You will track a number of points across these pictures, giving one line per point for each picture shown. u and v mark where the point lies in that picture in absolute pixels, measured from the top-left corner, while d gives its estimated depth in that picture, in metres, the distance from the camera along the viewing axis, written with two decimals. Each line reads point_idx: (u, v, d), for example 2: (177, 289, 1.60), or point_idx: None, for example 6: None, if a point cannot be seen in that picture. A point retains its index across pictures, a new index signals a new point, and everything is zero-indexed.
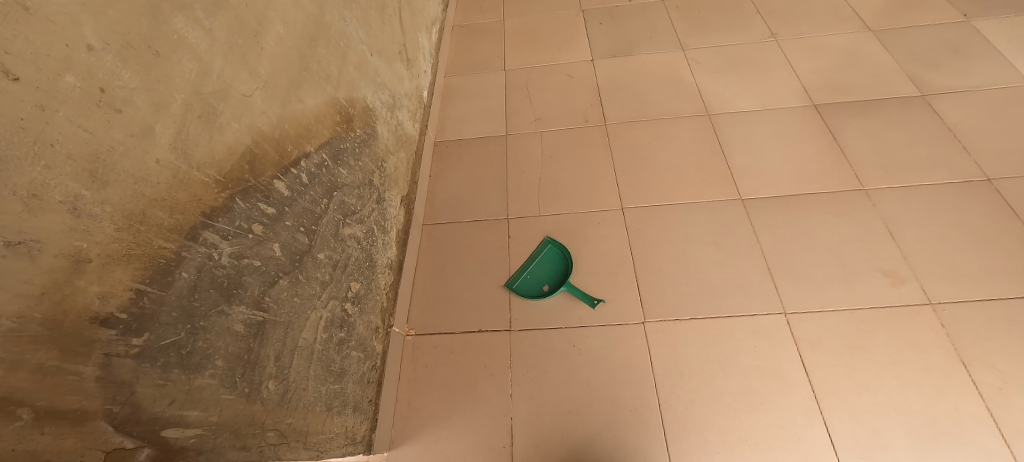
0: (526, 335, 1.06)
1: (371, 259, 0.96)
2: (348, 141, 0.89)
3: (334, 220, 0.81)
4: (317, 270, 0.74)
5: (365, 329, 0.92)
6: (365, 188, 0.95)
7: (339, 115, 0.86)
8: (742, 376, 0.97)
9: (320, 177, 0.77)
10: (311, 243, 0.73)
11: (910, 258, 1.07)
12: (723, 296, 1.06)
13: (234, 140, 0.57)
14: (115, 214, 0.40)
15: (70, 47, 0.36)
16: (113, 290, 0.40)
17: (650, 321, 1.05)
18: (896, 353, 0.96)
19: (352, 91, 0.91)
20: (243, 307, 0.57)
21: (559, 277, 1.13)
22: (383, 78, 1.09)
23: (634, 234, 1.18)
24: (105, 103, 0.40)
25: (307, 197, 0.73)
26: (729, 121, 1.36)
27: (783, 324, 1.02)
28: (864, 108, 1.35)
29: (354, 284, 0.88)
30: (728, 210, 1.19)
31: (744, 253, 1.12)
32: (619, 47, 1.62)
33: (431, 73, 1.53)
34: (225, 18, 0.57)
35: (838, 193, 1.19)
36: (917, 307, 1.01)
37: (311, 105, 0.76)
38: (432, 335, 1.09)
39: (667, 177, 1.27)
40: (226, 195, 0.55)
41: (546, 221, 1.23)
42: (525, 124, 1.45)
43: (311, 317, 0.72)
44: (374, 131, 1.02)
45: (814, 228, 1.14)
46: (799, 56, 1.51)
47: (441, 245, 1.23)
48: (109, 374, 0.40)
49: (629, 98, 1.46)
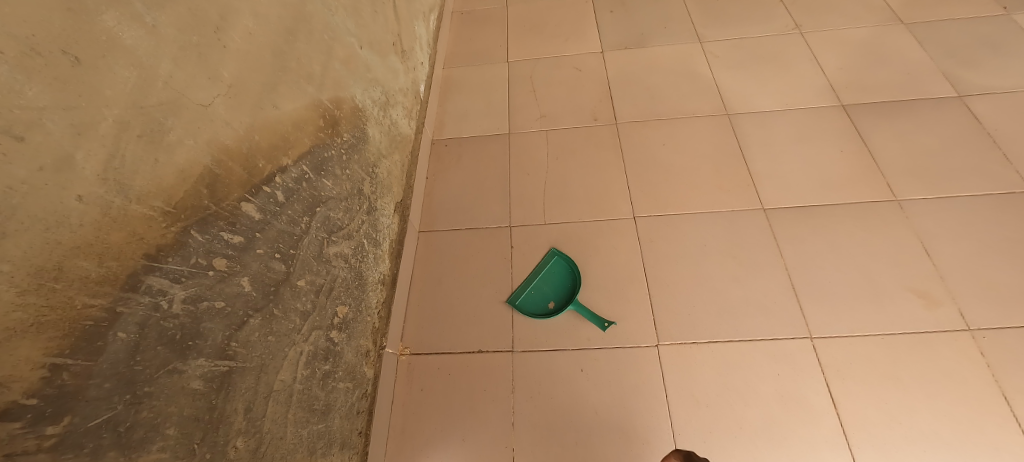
0: (530, 357, 0.99)
1: (361, 276, 0.87)
2: (333, 148, 0.79)
3: (317, 239, 0.72)
4: (296, 301, 0.65)
5: (355, 356, 0.84)
6: (354, 199, 0.86)
7: (324, 120, 0.75)
8: (763, 405, 0.89)
9: (300, 192, 0.68)
10: (288, 270, 0.64)
11: (946, 278, 0.99)
12: (743, 316, 0.98)
13: (188, 161, 0.47)
14: (20, 273, 0.31)
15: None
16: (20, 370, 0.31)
17: (664, 344, 0.97)
18: (930, 383, 0.88)
19: (338, 91, 0.81)
20: (203, 360, 0.48)
21: (566, 294, 1.05)
22: (375, 72, 0.98)
23: (647, 245, 1.09)
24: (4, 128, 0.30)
25: (284, 218, 0.64)
26: (750, 122, 1.26)
27: (809, 349, 0.93)
28: (896, 109, 1.25)
29: (342, 308, 0.80)
30: (749, 220, 1.10)
31: (767, 269, 1.03)
32: (631, 38, 1.51)
33: (429, 65, 1.42)
34: (175, 12, 0.47)
35: (869, 203, 1.10)
36: (954, 333, 0.93)
37: (289, 111, 0.66)
38: (428, 355, 1.01)
39: (682, 182, 1.17)
40: (179, 229, 0.46)
41: (552, 230, 1.14)
42: (530, 122, 1.35)
43: (290, 356, 0.63)
44: (365, 134, 0.92)
45: (843, 242, 1.05)
46: (825, 51, 1.40)
47: (439, 255, 1.14)
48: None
49: (641, 95, 1.36)
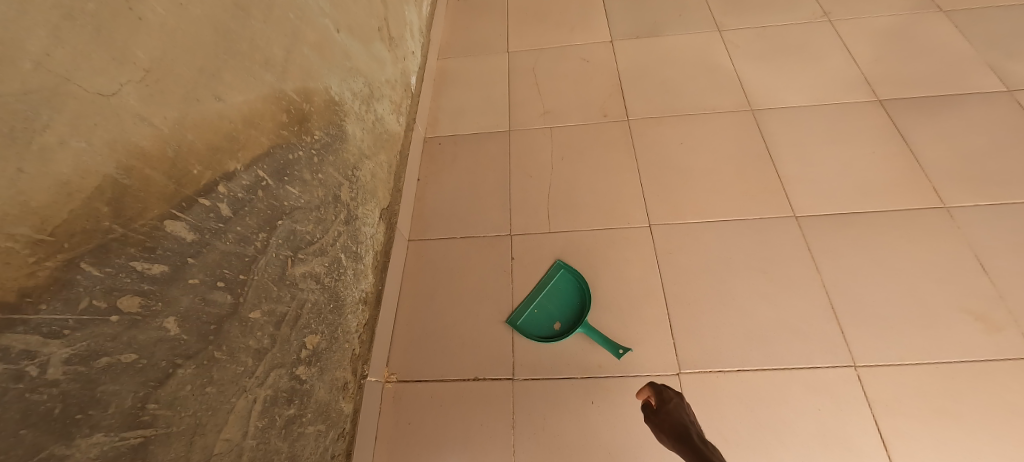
0: (533, 386, 0.87)
1: (337, 298, 0.75)
2: (301, 149, 0.66)
3: (279, 259, 0.60)
4: (246, 338, 0.53)
5: (328, 392, 0.71)
6: (328, 208, 0.73)
7: (287, 115, 0.63)
8: (802, 446, 0.77)
9: (254, 203, 0.55)
10: (236, 301, 0.52)
11: (1007, 298, 0.87)
12: (776, 341, 0.86)
13: (76, 169, 0.34)
14: None
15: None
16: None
17: (686, 372, 0.85)
18: (995, 422, 0.76)
19: (308, 80, 0.68)
20: (101, 436, 0.36)
21: (573, 314, 0.93)
22: (355, 61, 0.85)
23: (664, 258, 0.97)
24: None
25: (231, 237, 0.51)
26: (777, 119, 1.14)
27: (852, 380, 0.82)
28: (939, 105, 1.13)
29: (312, 338, 0.67)
30: (780, 230, 0.97)
31: (801, 286, 0.91)
32: (643, 27, 1.38)
33: (421, 56, 1.29)
34: None
35: (914, 211, 0.98)
36: (1020, 362, 0.81)
37: (238, 104, 0.53)
38: (418, 382, 0.89)
39: (703, 186, 1.05)
40: (60, 263, 0.33)
41: (557, 240, 1.01)
42: (532, 119, 1.22)
43: (237, 407, 0.51)
44: (343, 131, 0.79)
45: (886, 256, 0.93)
46: (857, 41, 1.27)
47: (430, 267, 1.02)
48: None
49: (655, 88, 1.23)
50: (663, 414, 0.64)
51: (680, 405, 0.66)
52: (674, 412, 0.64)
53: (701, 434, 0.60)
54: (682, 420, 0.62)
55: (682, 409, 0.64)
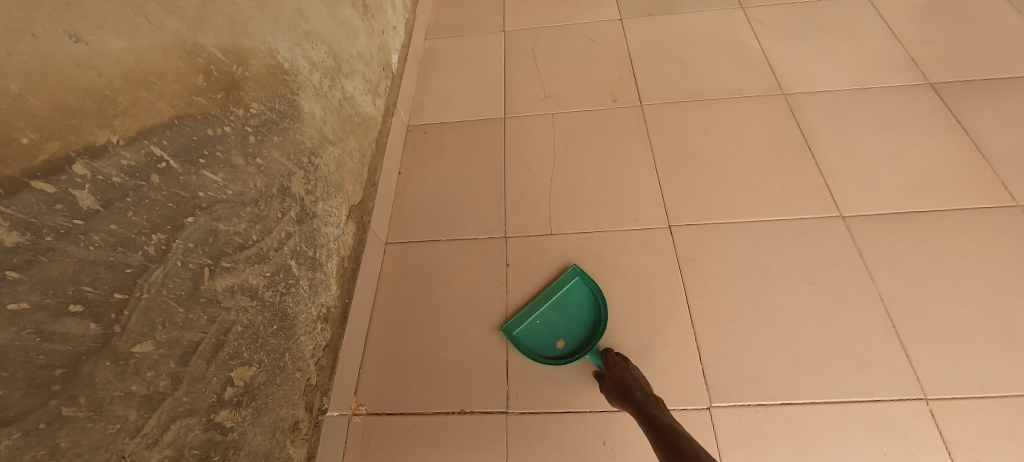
0: (531, 422, 0.71)
1: (282, 316, 0.59)
2: (227, 125, 0.51)
3: (187, 269, 0.44)
4: (126, 383, 0.37)
5: (268, 437, 0.56)
6: (270, 202, 0.58)
7: (203, 78, 0.47)
8: None
9: (139, 192, 0.40)
10: (106, 332, 0.36)
11: None
12: (828, 368, 0.71)
13: None
14: None
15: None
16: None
17: (719, 406, 0.69)
18: None
19: (238, 37, 0.53)
20: None
21: (583, 333, 0.77)
22: (314, 24, 0.70)
23: (688, 265, 0.82)
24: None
25: (96, 239, 0.36)
26: (814, 104, 0.99)
27: (925, 417, 0.66)
28: (1001, 88, 0.98)
29: (243, 372, 0.52)
30: (825, 233, 0.82)
31: (854, 300, 0.76)
32: (656, 3, 1.23)
33: (405, 33, 1.14)
34: None
35: (984, 211, 0.83)
36: None
37: (112, 49, 0.37)
38: (392, 416, 0.73)
39: (731, 181, 0.90)
40: None
41: (560, 244, 0.86)
42: (531, 104, 1.07)
43: None
44: (294, 108, 0.64)
45: (955, 264, 0.78)
46: (900, 18, 1.12)
47: (411, 274, 0.86)
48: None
49: (672, 70, 1.08)
50: (608, 378, 0.68)
51: (626, 365, 0.69)
52: (618, 373, 0.67)
53: (642, 388, 0.64)
54: (623, 379, 0.66)
55: (626, 370, 0.67)
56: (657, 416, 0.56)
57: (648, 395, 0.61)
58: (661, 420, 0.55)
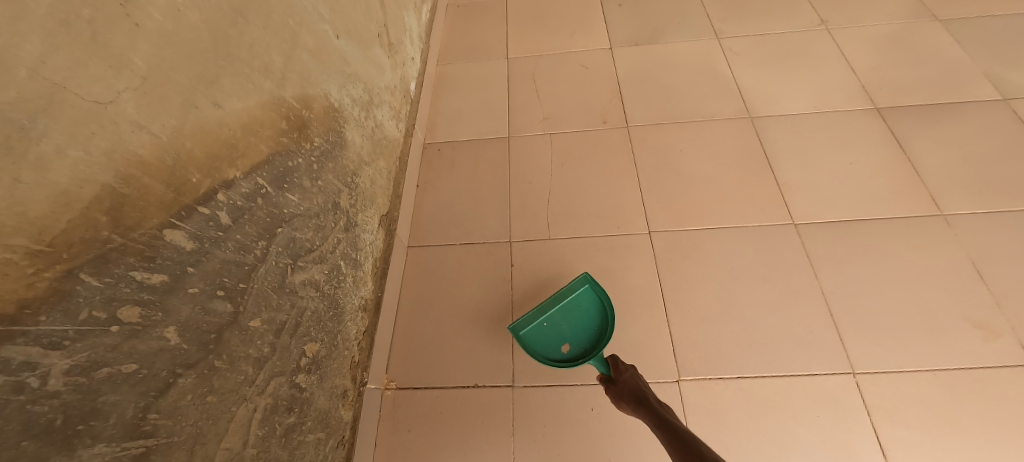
0: (532, 394, 0.86)
1: (336, 305, 0.75)
2: (300, 156, 0.66)
3: (279, 267, 0.60)
4: (246, 346, 0.53)
5: (328, 400, 0.71)
6: (327, 214, 0.73)
7: (286, 122, 0.62)
8: (803, 454, 0.77)
9: (252, 212, 0.55)
10: (236, 310, 0.51)
11: (1003, 304, 0.87)
12: (777, 349, 0.86)
13: (71, 179, 0.34)
14: None
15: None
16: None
17: (687, 379, 0.85)
18: (995, 429, 0.77)
19: (306, 87, 0.68)
20: (100, 448, 0.36)
21: (587, 338, 0.85)
22: (355, 67, 0.85)
23: (664, 265, 0.97)
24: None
25: (230, 245, 0.51)
26: (776, 125, 1.14)
27: (852, 387, 0.82)
28: (937, 112, 1.13)
29: (311, 346, 0.67)
30: (779, 238, 0.98)
31: (801, 294, 0.91)
32: (642, 33, 1.38)
33: (420, 61, 1.29)
34: None
35: (913, 219, 0.98)
36: (1017, 369, 0.81)
37: (237, 110, 0.53)
38: (416, 390, 0.89)
39: (703, 193, 1.05)
40: (58, 273, 0.33)
41: (557, 246, 1.01)
42: (532, 125, 1.22)
43: (237, 417, 0.51)
44: (342, 138, 0.79)
45: (887, 264, 0.93)
46: (855, 49, 1.28)
47: (430, 273, 1.01)
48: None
49: (655, 95, 1.24)
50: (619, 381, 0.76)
51: (636, 374, 0.77)
52: (629, 378, 0.75)
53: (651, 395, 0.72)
54: (635, 383, 0.73)
55: (636, 376, 0.75)
56: (667, 418, 0.63)
57: (657, 401, 0.69)
58: (670, 420, 0.62)
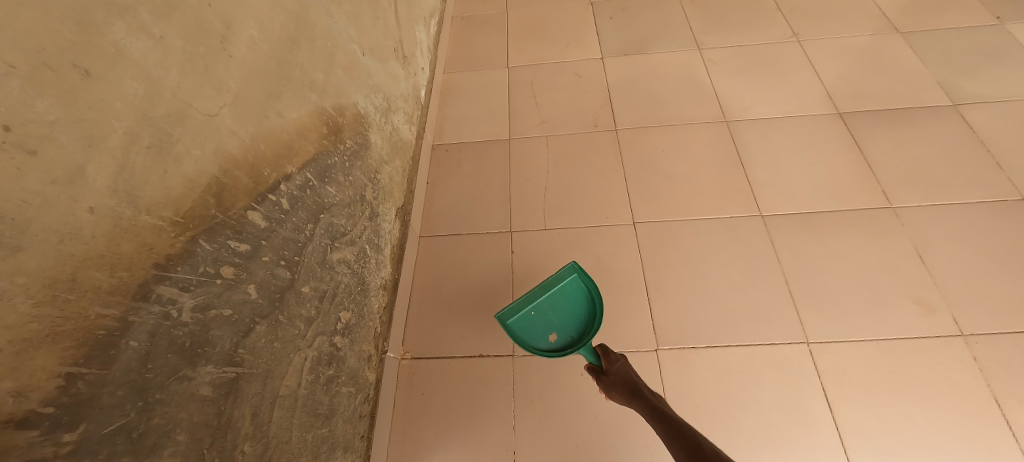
0: (530, 362, 0.99)
1: (363, 282, 0.88)
2: (337, 155, 0.79)
3: (322, 245, 0.73)
4: (301, 307, 0.66)
5: (357, 360, 0.84)
6: (356, 205, 0.86)
7: (326, 127, 0.76)
8: (761, 410, 0.91)
9: (303, 200, 0.68)
10: (294, 277, 0.65)
11: (940, 284, 1.00)
12: (741, 323, 0.99)
13: (195, 171, 0.48)
14: (32, 285, 0.32)
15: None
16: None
17: (664, 348, 0.98)
18: (926, 389, 0.90)
19: (341, 98, 0.82)
20: (211, 367, 0.49)
21: (574, 327, 0.86)
22: (376, 79, 0.99)
23: (646, 251, 1.10)
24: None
25: (289, 225, 0.64)
26: (749, 129, 1.28)
27: (805, 354, 0.95)
28: (893, 117, 1.27)
29: (345, 314, 0.80)
30: (748, 227, 1.11)
31: (765, 276, 1.04)
32: (631, 44, 1.52)
33: (429, 71, 1.43)
34: (180, 23, 0.46)
35: (866, 211, 1.11)
36: (948, 338, 0.94)
37: (292, 119, 0.66)
38: (429, 359, 1.02)
39: (682, 189, 1.19)
40: (187, 238, 0.46)
41: (552, 236, 1.15)
42: (530, 128, 1.36)
43: (295, 362, 0.65)
44: (367, 140, 0.92)
45: (841, 250, 1.06)
46: (823, 59, 1.42)
47: (440, 259, 1.15)
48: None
49: (641, 101, 1.37)
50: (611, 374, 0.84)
51: (623, 364, 0.86)
52: (620, 370, 0.84)
53: (640, 385, 0.81)
54: (627, 376, 0.82)
55: (626, 368, 0.84)
56: (664, 414, 0.74)
57: (648, 394, 0.79)
58: (668, 417, 0.72)
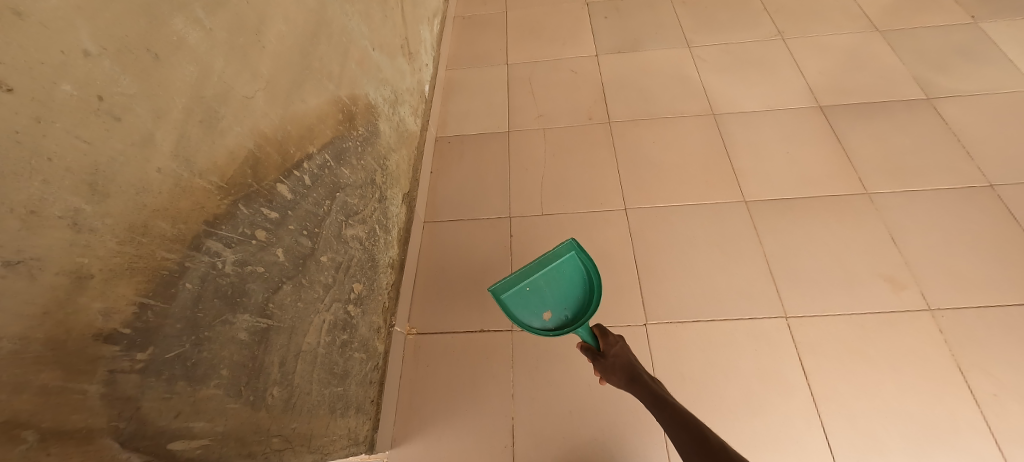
0: (528, 336, 1.07)
1: (373, 258, 0.95)
2: (351, 140, 0.87)
3: (338, 221, 0.80)
4: (320, 274, 0.74)
5: (367, 330, 0.92)
6: (367, 187, 0.94)
7: (342, 114, 0.83)
8: (742, 378, 0.98)
9: (322, 178, 0.75)
10: (314, 246, 0.72)
11: (911, 263, 1.08)
12: (725, 299, 1.06)
13: (235, 145, 0.55)
14: (117, 227, 0.39)
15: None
16: (75, 371, 0.35)
17: (652, 323, 1.05)
18: (894, 358, 0.97)
19: (354, 88, 0.89)
20: (247, 315, 0.57)
21: (569, 305, 0.86)
22: (385, 73, 1.06)
23: (637, 235, 1.17)
24: (25, 111, 0.31)
25: (311, 200, 0.72)
26: (735, 121, 1.35)
27: (784, 327, 1.02)
28: (871, 110, 1.34)
29: (357, 286, 0.87)
30: (732, 212, 1.18)
31: (747, 256, 1.12)
32: (624, 43, 1.60)
33: (433, 67, 1.50)
34: (224, 17, 0.54)
35: (843, 197, 1.19)
36: (916, 312, 1.02)
37: (313, 105, 0.74)
38: (433, 334, 1.09)
39: (671, 177, 1.26)
40: (229, 202, 0.54)
41: (549, 221, 1.22)
42: (528, 121, 1.43)
43: (315, 322, 0.72)
44: (376, 128, 1.00)
45: (818, 233, 1.14)
46: (806, 56, 1.49)
47: (443, 243, 1.22)
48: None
49: (633, 96, 1.45)
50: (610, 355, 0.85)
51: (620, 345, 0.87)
52: (618, 352, 0.85)
53: (637, 367, 0.83)
54: (626, 359, 0.84)
55: (624, 349, 0.85)
56: (662, 397, 0.77)
57: (646, 377, 0.81)
58: (667, 401, 0.76)
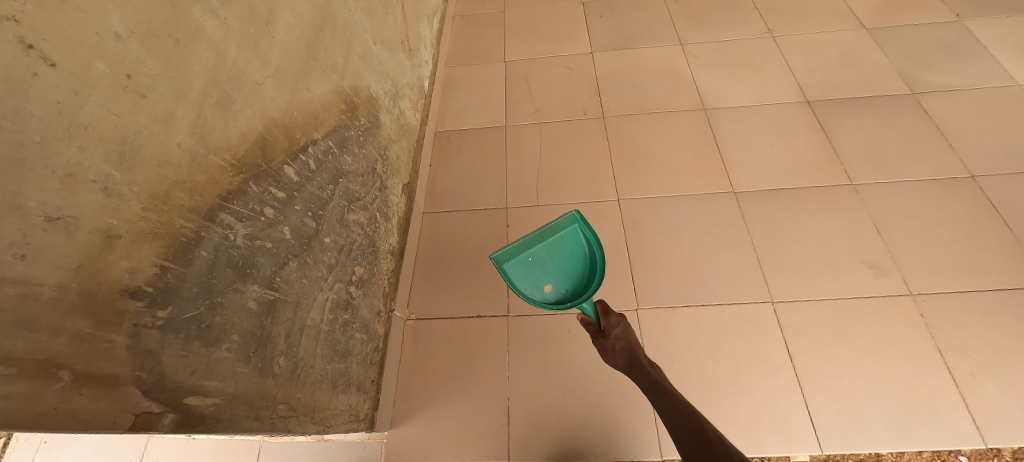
0: (524, 321, 1.10)
1: (374, 244, 0.99)
2: (353, 130, 0.90)
3: (340, 206, 0.84)
4: (323, 254, 0.77)
5: (368, 312, 0.95)
6: (369, 175, 0.97)
7: (344, 104, 0.87)
8: (730, 360, 1.01)
9: (326, 163, 0.79)
10: (318, 227, 0.76)
11: (894, 250, 1.11)
12: (714, 285, 1.10)
13: (247, 127, 0.59)
14: (142, 194, 0.43)
15: (20, 22, 0.31)
16: (105, 322, 0.39)
17: (644, 308, 1.09)
18: (876, 341, 1.01)
19: (357, 80, 0.93)
20: (256, 286, 0.60)
21: (569, 279, 0.90)
22: (386, 67, 1.10)
23: (630, 224, 1.21)
24: (64, 82, 0.35)
25: (315, 183, 0.76)
26: (725, 116, 1.39)
27: (770, 312, 1.06)
28: (857, 104, 1.38)
29: (359, 269, 0.91)
30: (721, 202, 1.22)
31: (736, 245, 1.15)
32: (618, 40, 1.64)
33: (432, 64, 1.54)
34: (237, 8, 0.58)
35: (829, 188, 1.23)
36: (898, 297, 1.05)
37: (318, 94, 0.77)
38: (431, 320, 1.12)
39: (663, 169, 1.30)
40: (240, 179, 0.57)
41: (544, 211, 1.26)
42: (525, 116, 1.47)
43: (318, 299, 0.76)
44: (378, 120, 1.04)
45: (805, 222, 1.17)
46: (795, 53, 1.53)
47: (441, 232, 1.26)
48: (136, 416, 0.42)
49: (627, 92, 1.49)
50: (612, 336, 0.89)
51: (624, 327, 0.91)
52: (621, 334, 0.89)
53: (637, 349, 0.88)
54: (628, 341, 0.88)
55: (627, 332, 0.90)
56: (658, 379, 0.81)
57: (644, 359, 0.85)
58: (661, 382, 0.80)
